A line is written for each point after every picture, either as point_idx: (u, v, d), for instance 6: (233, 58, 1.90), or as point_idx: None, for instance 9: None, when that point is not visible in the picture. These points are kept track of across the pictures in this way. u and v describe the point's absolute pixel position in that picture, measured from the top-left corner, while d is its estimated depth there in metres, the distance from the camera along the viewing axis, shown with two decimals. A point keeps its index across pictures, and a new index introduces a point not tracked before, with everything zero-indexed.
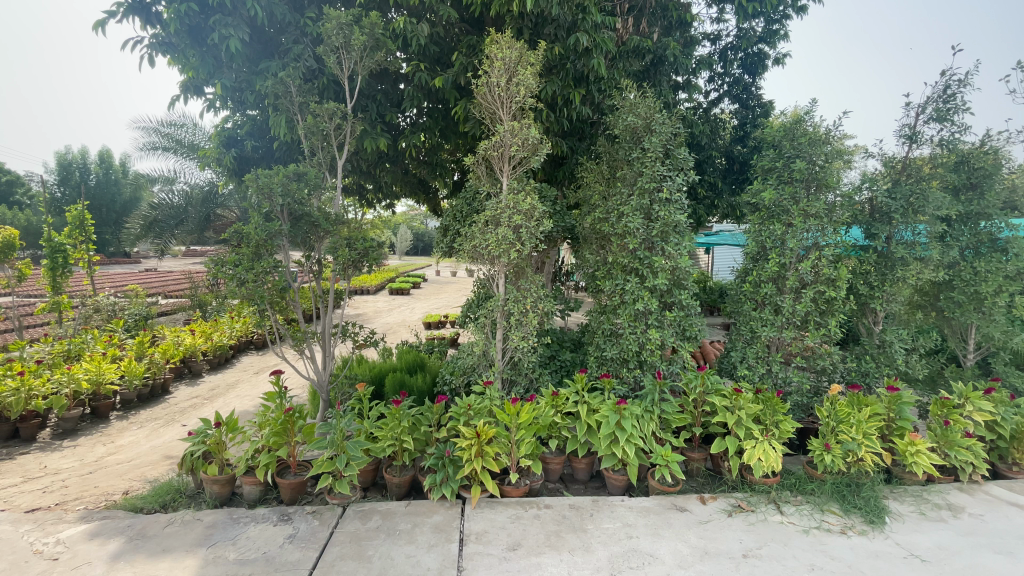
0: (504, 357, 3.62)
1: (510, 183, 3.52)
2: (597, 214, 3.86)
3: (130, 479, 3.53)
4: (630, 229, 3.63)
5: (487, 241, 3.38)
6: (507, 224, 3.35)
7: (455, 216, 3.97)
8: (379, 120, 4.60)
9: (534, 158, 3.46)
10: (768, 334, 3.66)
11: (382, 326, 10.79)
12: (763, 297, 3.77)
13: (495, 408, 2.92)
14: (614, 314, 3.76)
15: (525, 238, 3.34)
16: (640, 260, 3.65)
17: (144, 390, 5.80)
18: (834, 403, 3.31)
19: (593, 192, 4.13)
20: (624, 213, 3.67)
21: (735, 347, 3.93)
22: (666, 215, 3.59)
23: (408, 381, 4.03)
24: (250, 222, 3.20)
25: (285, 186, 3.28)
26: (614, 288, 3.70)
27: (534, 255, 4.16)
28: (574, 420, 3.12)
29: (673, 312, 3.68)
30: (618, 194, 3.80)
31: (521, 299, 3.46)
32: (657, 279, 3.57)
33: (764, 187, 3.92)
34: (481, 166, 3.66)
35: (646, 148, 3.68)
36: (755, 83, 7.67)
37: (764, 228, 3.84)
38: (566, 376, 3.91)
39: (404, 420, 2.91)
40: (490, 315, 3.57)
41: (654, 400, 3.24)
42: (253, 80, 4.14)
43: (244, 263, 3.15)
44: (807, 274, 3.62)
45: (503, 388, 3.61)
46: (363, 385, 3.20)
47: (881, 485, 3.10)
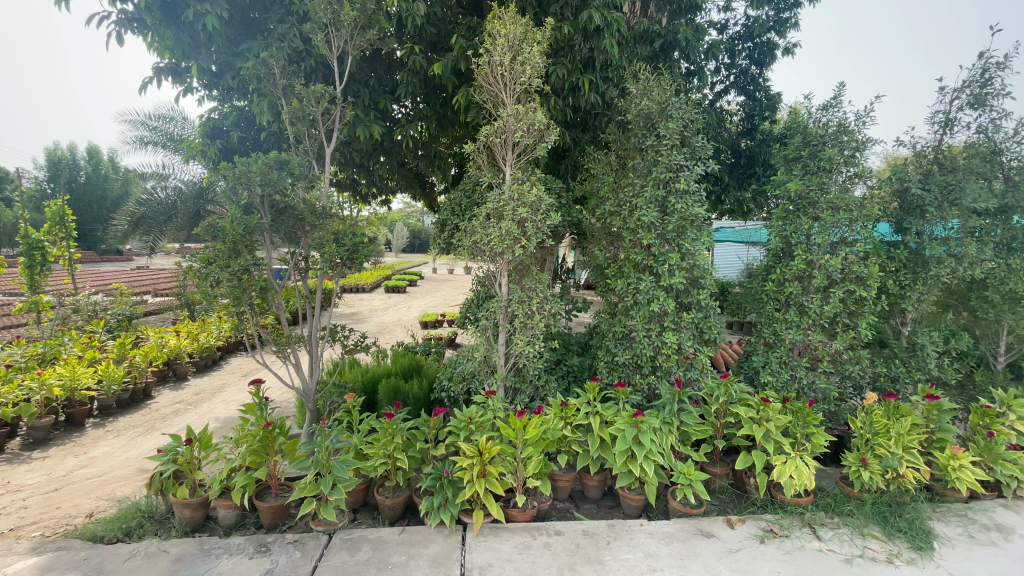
0: (507, 363, 3.32)
1: (514, 172, 3.21)
2: (607, 207, 3.56)
3: (97, 498, 3.22)
4: (644, 223, 3.35)
5: (488, 235, 3.07)
6: (511, 217, 3.04)
7: (453, 209, 3.67)
8: (372, 107, 4.28)
9: (540, 145, 3.17)
10: (793, 337, 3.37)
11: (377, 325, 10.49)
12: (787, 296, 3.48)
13: (499, 422, 2.63)
14: (625, 315, 3.46)
15: (531, 232, 3.03)
16: (654, 257, 3.36)
17: (124, 395, 5.48)
18: (868, 412, 3.04)
19: (602, 183, 3.83)
20: (637, 206, 3.38)
21: (756, 350, 3.64)
22: (683, 208, 3.29)
23: (403, 388, 3.83)
24: (227, 215, 2.89)
25: (266, 175, 2.96)
26: (625, 287, 3.40)
27: (537, 252, 3.86)
28: (586, 434, 2.82)
29: (690, 313, 3.38)
30: (630, 186, 3.50)
31: (526, 300, 3.17)
32: (673, 278, 3.28)
33: (787, 177, 3.63)
34: (481, 155, 3.34)
35: (661, 134, 3.38)
36: (763, 74, 7.38)
37: (789, 222, 3.55)
38: (574, 383, 3.61)
39: (397, 435, 2.61)
40: (492, 317, 3.26)
41: (673, 411, 2.96)
42: (233, 61, 3.81)
43: (218, 260, 2.81)
44: (836, 271, 3.32)
45: (506, 396, 3.31)
46: (352, 395, 2.89)
47: (923, 504, 2.83)
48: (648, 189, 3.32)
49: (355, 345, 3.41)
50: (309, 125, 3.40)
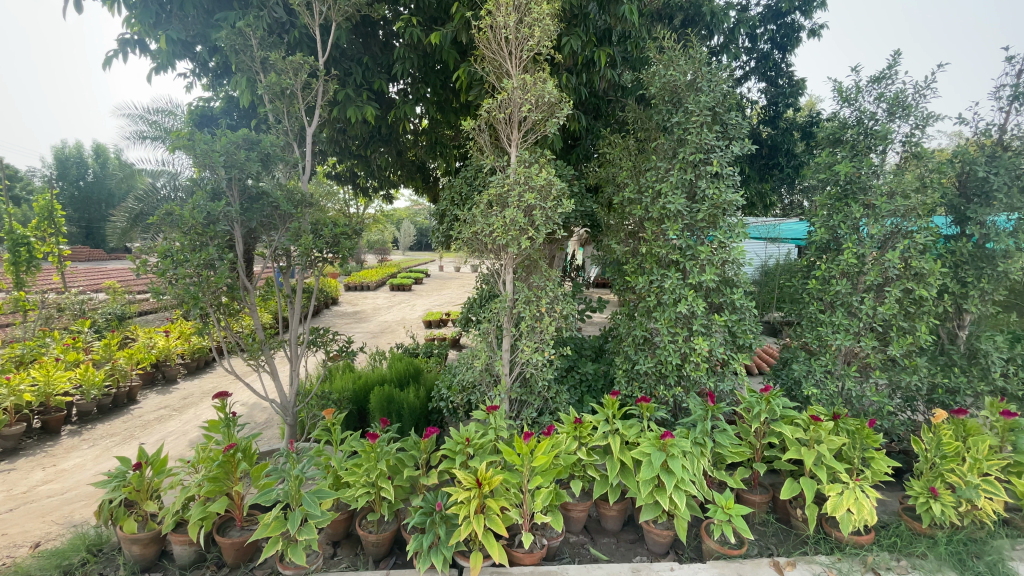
0: (512, 372, 2.92)
1: (520, 153, 2.79)
2: (626, 194, 3.14)
3: (50, 523, 2.85)
4: (669, 211, 2.93)
5: (491, 226, 2.66)
6: (517, 204, 2.63)
7: (453, 198, 3.26)
8: (364, 87, 3.88)
9: (550, 120, 2.75)
10: (842, 343, 2.92)
11: (379, 325, 10.14)
12: (832, 296, 3.03)
13: (502, 445, 2.22)
14: (646, 318, 3.04)
15: (540, 222, 2.61)
16: (681, 251, 2.94)
17: (106, 400, 5.15)
18: (934, 432, 2.60)
19: (619, 169, 3.40)
20: (662, 192, 2.95)
21: (796, 357, 3.20)
22: (715, 194, 2.86)
23: (397, 397, 3.51)
24: (188, 202, 2.49)
25: (233, 156, 2.57)
26: (647, 285, 2.98)
27: (546, 247, 3.45)
28: (604, 457, 2.41)
29: (722, 314, 2.95)
30: (652, 171, 3.08)
31: (534, 300, 2.75)
32: (703, 275, 2.85)
33: (832, 160, 3.17)
34: (483, 133, 2.92)
35: (689, 111, 2.95)
36: (785, 59, 6.88)
37: (836, 210, 3.10)
38: (588, 393, 3.19)
39: (382, 459, 2.21)
40: (495, 320, 2.85)
41: (705, 429, 2.54)
42: (208, 33, 3.41)
43: (176, 253, 2.42)
44: (893, 266, 2.87)
45: (512, 410, 2.91)
46: (332, 410, 2.50)
47: (1003, 542, 2.39)
48: (674, 173, 2.90)
49: (339, 351, 2.95)
50: (289, 102, 3.00)
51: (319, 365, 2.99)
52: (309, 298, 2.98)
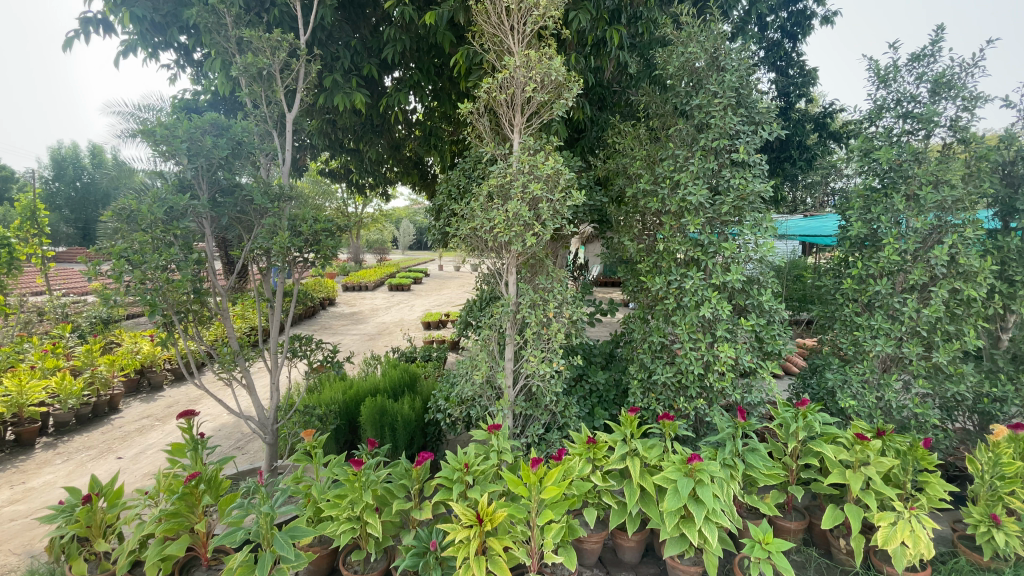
0: (515, 384, 2.63)
1: (523, 139, 2.49)
2: (640, 185, 2.85)
3: (4, 555, 2.57)
4: (690, 203, 2.64)
5: (491, 221, 2.37)
6: (521, 196, 2.33)
7: (450, 191, 2.96)
8: (354, 73, 3.59)
9: (557, 102, 2.44)
10: (882, 349, 2.63)
11: (376, 326, 9.86)
12: (870, 297, 2.74)
13: (506, 471, 1.93)
14: (663, 322, 2.75)
15: (546, 216, 2.31)
16: (702, 247, 2.65)
17: (84, 410, 4.86)
18: (992, 449, 2.31)
19: (632, 159, 3.11)
20: (681, 182, 2.66)
21: (828, 364, 2.91)
22: (741, 184, 2.58)
23: (391, 410, 3.24)
24: (148, 196, 2.19)
25: (199, 142, 2.27)
26: (665, 286, 2.69)
27: (552, 244, 3.15)
28: (622, 482, 2.12)
29: (749, 318, 2.66)
30: (669, 159, 2.79)
31: (540, 304, 2.46)
32: (728, 275, 2.56)
33: (867, 147, 2.88)
34: (482, 118, 2.62)
35: (711, 92, 2.65)
36: (796, 48, 6.58)
37: (873, 202, 2.81)
38: (599, 405, 2.90)
39: (368, 489, 1.92)
40: (497, 326, 2.55)
41: (735, 449, 2.25)
42: (181, 11, 3.11)
43: (133, 253, 2.12)
44: (939, 264, 2.58)
45: (516, 426, 2.62)
46: (312, 431, 2.21)
47: None
48: (695, 161, 2.62)
49: (322, 362, 2.64)
50: (267, 85, 2.70)
51: (301, 377, 2.69)
52: (289, 303, 2.68)
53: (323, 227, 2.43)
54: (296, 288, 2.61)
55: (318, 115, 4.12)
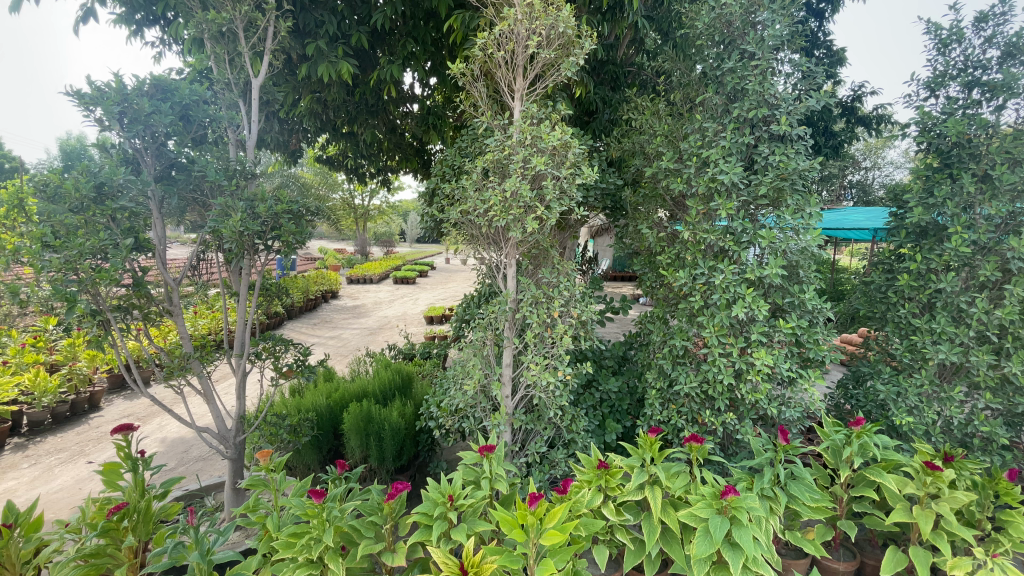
0: (515, 395, 2.27)
1: (526, 106, 2.11)
2: (662, 165, 2.46)
3: None
4: (722, 183, 2.27)
5: (487, 201, 2.00)
6: (522, 171, 1.96)
7: (443, 172, 2.59)
8: (340, 41, 3.22)
9: (566, 61, 2.06)
10: (946, 357, 2.24)
11: (377, 320, 9.54)
12: (930, 296, 2.34)
13: (499, 506, 1.58)
14: (687, 323, 2.36)
15: (551, 195, 1.91)
16: (734, 236, 2.27)
17: (61, 409, 4.57)
18: None
19: (652, 137, 2.72)
20: (711, 160, 2.27)
21: (878, 373, 2.52)
22: (781, 162, 2.20)
23: (377, 417, 2.94)
24: (76, 169, 1.85)
25: (137, 105, 1.94)
26: (690, 282, 2.31)
27: (559, 233, 2.77)
28: (640, 518, 1.76)
29: (789, 319, 2.27)
30: (695, 134, 2.40)
31: (545, 301, 2.09)
32: (766, 268, 2.18)
33: (927, 122, 2.47)
34: (479, 82, 2.23)
35: (748, 53, 2.26)
36: (823, 27, 6.12)
37: (934, 184, 2.41)
38: (610, 416, 2.55)
39: (332, 527, 1.57)
40: (494, 327, 2.19)
41: (776, 477, 1.87)
42: None
43: (55, 237, 1.77)
44: (1016, 256, 2.18)
45: (515, 442, 2.26)
46: (266, 452, 1.84)
47: None
48: (728, 135, 2.25)
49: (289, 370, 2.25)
50: (230, 45, 2.35)
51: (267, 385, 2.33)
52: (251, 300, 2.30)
53: (287, 209, 2.08)
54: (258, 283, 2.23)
55: (304, 91, 3.76)
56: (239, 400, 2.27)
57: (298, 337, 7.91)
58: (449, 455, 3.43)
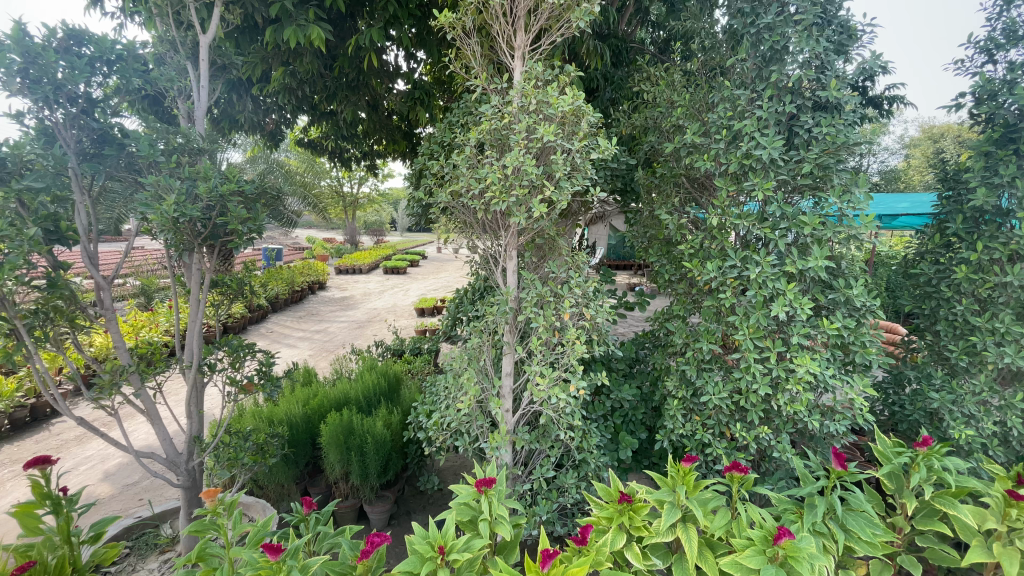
0: (517, 409, 1.95)
1: (528, 67, 1.76)
2: (684, 141, 2.13)
3: None
4: (757, 160, 1.95)
5: (483, 181, 1.66)
6: (525, 144, 1.62)
7: (432, 149, 2.24)
8: (312, 2, 2.83)
9: (578, 10, 1.70)
10: (1013, 360, 1.94)
11: (367, 312, 9.19)
12: (992, 290, 2.04)
13: (502, 563, 1.26)
14: (714, 323, 2.05)
15: (561, 172, 1.56)
16: (770, 223, 1.96)
17: (19, 414, 4.21)
18: None
19: (670, 109, 2.38)
20: (745, 133, 1.93)
21: (926, 377, 2.22)
22: (829, 134, 1.88)
23: (359, 428, 2.62)
24: None
25: (46, 63, 1.56)
26: (719, 276, 1.99)
27: (565, 221, 2.44)
28: (671, 565, 1.45)
29: (832, 318, 1.96)
30: (724, 103, 2.07)
31: (552, 300, 1.77)
32: (809, 259, 1.86)
33: (988, 90, 2.14)
34: (472, 39, 1.87)
35: (789, 7, 1.92)
36: None
37: (998, 161, 2.09)
38: (624, 428, 2.25)
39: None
40: (492, 331, 1.86)
41: (828, 510, 1.58)
42: None
43: None
44: None
45: (517, 463, 1.95)
46: (214, 490, 1.49)
47: None
48: (765, 103, 1.92)
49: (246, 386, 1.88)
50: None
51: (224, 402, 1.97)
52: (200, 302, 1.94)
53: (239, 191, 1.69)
54: (205, 284, 1.86)
55: (275, 62, 3.36)
56: (190, 420, 1.92)
57: (282, 331, 7.54)
58: (447, 469, 3.11)
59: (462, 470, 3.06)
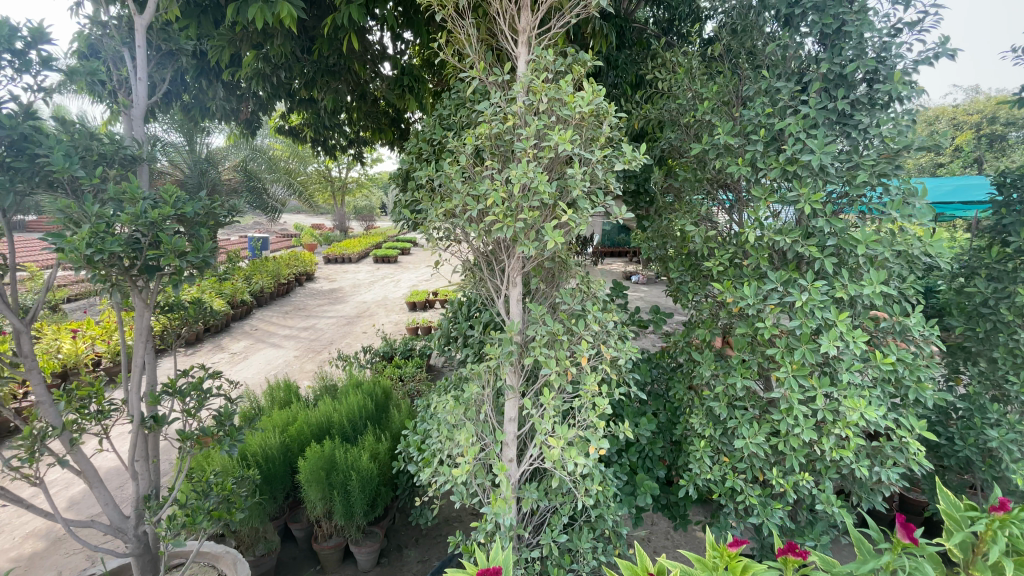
0: (521, 458, 1.68)
1: (536, 55, 1.45)
2: (714, 141, 1.83)
3: None
4: (802, 166, 1.66)
5: (482, 198, 1.36)
6: (533, 153, 1.32)
7: (420, 149, 1.92)
8: None
9: None
10: None
11: (357, 306, 8.88)
12: None
13: None
14: (747, 353, 1.78)
15: (579, 189, 1.27)
16: (816, 240, 1.68)
17: None
18: None
19: (693, 102, 2.08)
20: (790, 134, 1.64)
21: (978, 409, 1.99)
22: (886, 137, 1.61)
23: (342, 462, 2.34)
24: None
25: None
26: (756, 302, 1.71)
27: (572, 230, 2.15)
28: None
29: (885, 351, 1.71)
30: (761, 97, 1.77)
31: (565, 338, 1.49)
32: (863, 285, 1.59)
33: None
34: (466, 20, 1.55)
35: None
36: None
37: None
38: (641, 467, 1.99)
39: None
40: (493, 370, 1.58)
41: None
42: None
43: None
44: None
45: (523, 518, 1.69)
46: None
47: None
48: (813, 98, 1.64)
49: (198, 442, 1.57)
50: None
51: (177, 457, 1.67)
52: (145, 341, 1.63)
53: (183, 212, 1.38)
54: (146, 319, 1.54)
55: (244, 45, 3.00)
56: (137, 478, 1.64)
57: (267, 328, 7.21)
58: (449, 509, 2.82)
59: (467, 513, 2.76)
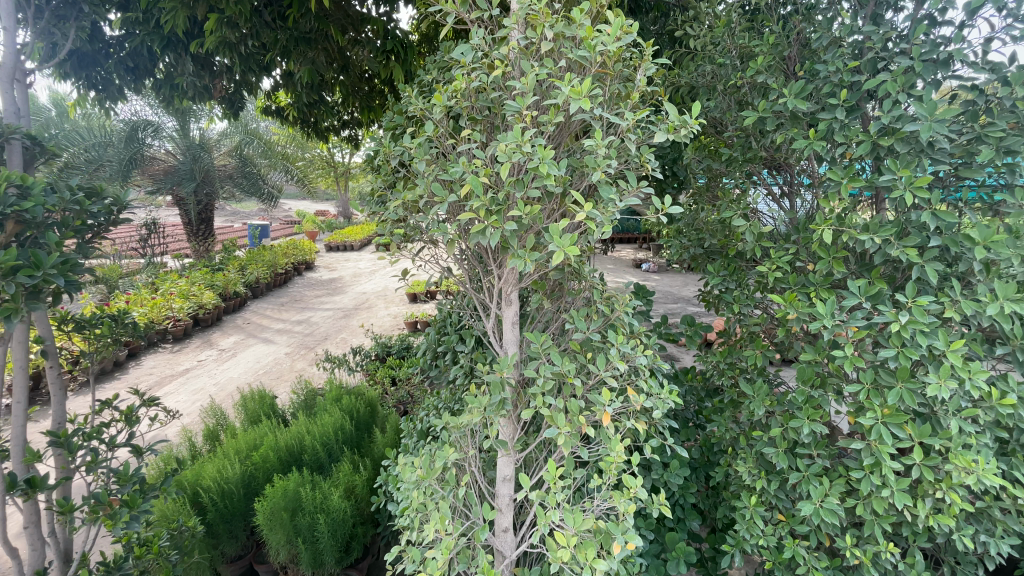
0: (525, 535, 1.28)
1: None
2: (773, 108, 1.39)
3: None
4: (899, 140, 1.22)
5: (457, 186, 0.94)
6: (528, 118, 0.90)
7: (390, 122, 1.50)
8: None
9: None
10: None
11: (355, 297, 8.53)
12: None
13: None
14: (815, 387, 1.37)
15: (598, 173, 0.85)
16: (915, 241, 1.25)
17: None
18: None
19: (739, 60, 1.63)
20: (885, 96, 1.20)
21: None
22: (1019, 98, 1.17)
23: (309, 501, 1.97)
24: None
25: None
26: (831, 323, 1.29)
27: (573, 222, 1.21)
28: None
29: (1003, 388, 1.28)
30: (838, 48, 1.33)
31: (578, 379, 1.08)
32: (984, 303, 1.16)
33: None
34: None
35: None
36: None
37: None
38: (671, 519, 1.60)
39: None
40: (479, 420, 1.17)
41: None
42: None
43: None
44: None
45: None
46: None
47: None
48: (916, 47, 1.20)
49: (91, 511, 1.19)
50: None
51: (73, 522, 1.30)
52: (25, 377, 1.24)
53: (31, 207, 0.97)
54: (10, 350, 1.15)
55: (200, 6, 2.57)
56: (20, 553, 1.28)
57: (259, 321, 6.86)
58: None
59: None
